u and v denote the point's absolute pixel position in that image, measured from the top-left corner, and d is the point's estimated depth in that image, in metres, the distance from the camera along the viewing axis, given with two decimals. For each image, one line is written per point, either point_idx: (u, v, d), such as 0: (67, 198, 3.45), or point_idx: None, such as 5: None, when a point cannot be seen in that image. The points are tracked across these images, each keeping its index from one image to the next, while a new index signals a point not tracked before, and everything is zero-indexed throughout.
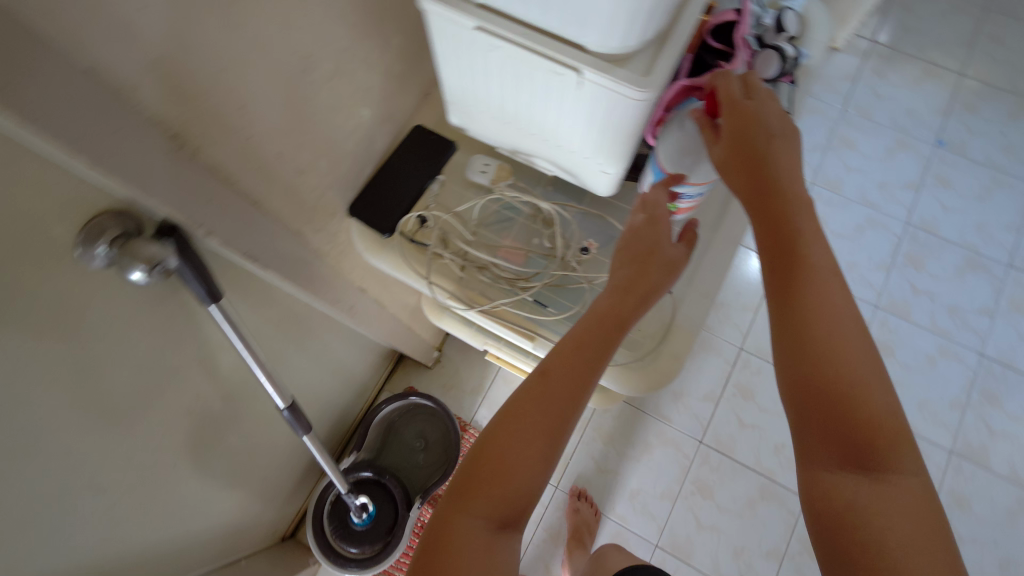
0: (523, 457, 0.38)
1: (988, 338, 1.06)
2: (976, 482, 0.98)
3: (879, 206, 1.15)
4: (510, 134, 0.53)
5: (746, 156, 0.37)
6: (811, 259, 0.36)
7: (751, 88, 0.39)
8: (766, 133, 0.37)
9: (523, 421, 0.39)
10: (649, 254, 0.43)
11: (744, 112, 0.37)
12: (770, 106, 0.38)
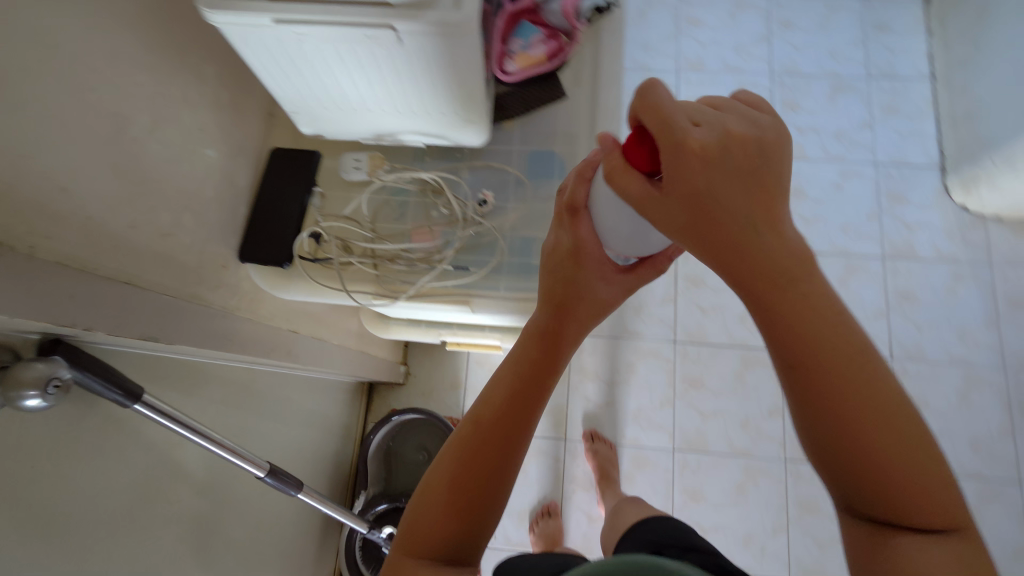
0: (463, 479, 0.40)
1: (876, 147, 1.23)
2: (912, 273, 1.16)
3: (742, 67, 1.30)
4: (365, 119, 0.51)
5: (714, 215, 0.30)
6: (825, 309, 0.32)
7: (695, 114, 0.30)
8: (728, 178, 0.30)
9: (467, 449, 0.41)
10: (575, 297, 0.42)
11: (703, 159, 0.29)
12: (729, 127, 0.30)
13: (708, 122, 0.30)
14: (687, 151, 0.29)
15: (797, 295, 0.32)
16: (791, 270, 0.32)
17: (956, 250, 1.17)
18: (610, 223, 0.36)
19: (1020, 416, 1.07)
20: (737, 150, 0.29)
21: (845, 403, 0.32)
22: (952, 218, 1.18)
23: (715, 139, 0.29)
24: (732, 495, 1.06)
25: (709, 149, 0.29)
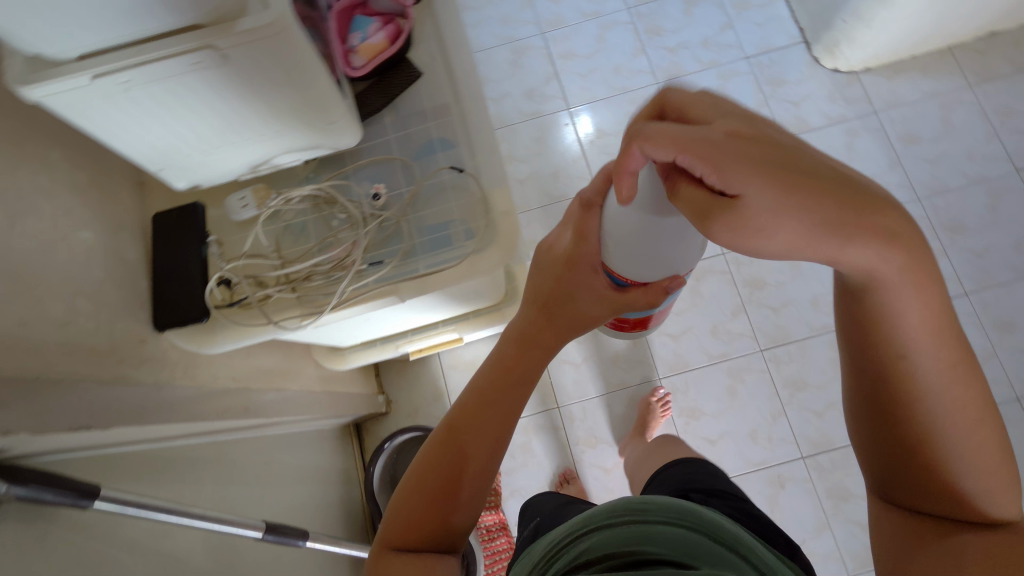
0: (471, 444, 0.52)
1: (743, 43, 1.30)
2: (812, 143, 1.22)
3: (600, 11, 1.36)
4: (234, 153, 0.51)
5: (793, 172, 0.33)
6: (927, 358, 0.37)
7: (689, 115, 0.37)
8: (777, 146, 0.34)
9: (471, 423, 0.53)
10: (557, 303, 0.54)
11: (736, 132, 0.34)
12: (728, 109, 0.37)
13: (751, 129, 0.35)
14: (739, 152, 0.33)
15: (888, 307, 0.36)
16: (890, 282, 0.35)
17: (843, 111, 1.24)
18: (618, 232, 0.46)
19: (945, 236, 1.14)
20: (794, 155, 0.34)
21: (911, 395, 0.38)
22: (829, 84, 1.26)
23: (764, 141, 0.34)
24: (725, 401, 1.10)
25: (765, 152, 0.33)
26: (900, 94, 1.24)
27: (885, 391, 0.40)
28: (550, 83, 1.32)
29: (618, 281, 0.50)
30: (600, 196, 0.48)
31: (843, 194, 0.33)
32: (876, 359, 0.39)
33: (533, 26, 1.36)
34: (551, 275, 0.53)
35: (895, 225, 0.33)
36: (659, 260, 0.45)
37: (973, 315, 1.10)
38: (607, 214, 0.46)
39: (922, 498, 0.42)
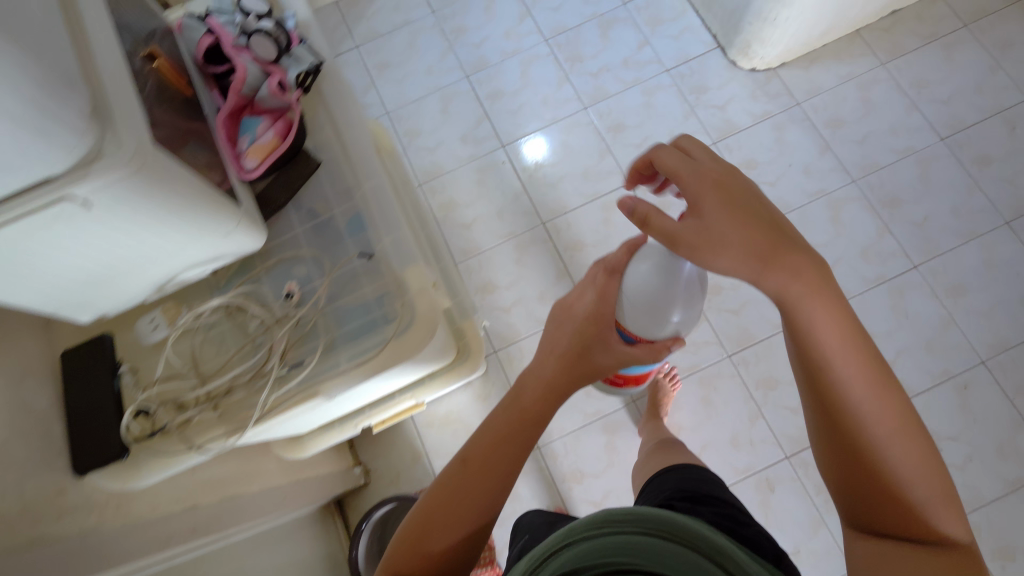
0: (472, 505, 0.54)
1: (662, 57, 1.32)
2: (743, 143, 1.25)
3: (520, 47, 1.37)
4: (133, 280, 0.50)
5: (738, 209, 0.49)
6: (861, 374, 0.48)
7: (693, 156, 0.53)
8: (739, 194, 0.50)
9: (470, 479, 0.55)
10: (579, 355, 0.61)
11: (716, 179, 0.51)
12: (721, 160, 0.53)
13: (727, 176, 0.51)
14: (709, 188, 0.50)
15: (819, 330, 0.48)
16: (804, 304, 0.48)
17: (768, 107, 1.26)
18: (635, 294, 0.61)
19: (885, 212, 1.16)
20: (749, 202, 0.50)
21: (850, 412, 0.48)
22: (750, 83, 1.28)
23: (732, 184, 0.51)
24: (702, 412, 1.09)
25: (728, 191, 0.50)
26: (819, 82, 1.27)
27: (833, 410, 0.49)
28: (481, 124, 1.33)
29: (628, 338, 0.63)
30: (622, 261, 0.63)
31: (777, 231, 0.49)
32: (827, 380, 0.48)
33: (456, 71, 1.38)
34: (574, 326, 0.62)
35: (805, 264, 0.48)
36: (659, 323, 0.61)
37: (926, 286, 1.12)
38: (630, 279, 0.62)
39: (877, 517, 0.48)
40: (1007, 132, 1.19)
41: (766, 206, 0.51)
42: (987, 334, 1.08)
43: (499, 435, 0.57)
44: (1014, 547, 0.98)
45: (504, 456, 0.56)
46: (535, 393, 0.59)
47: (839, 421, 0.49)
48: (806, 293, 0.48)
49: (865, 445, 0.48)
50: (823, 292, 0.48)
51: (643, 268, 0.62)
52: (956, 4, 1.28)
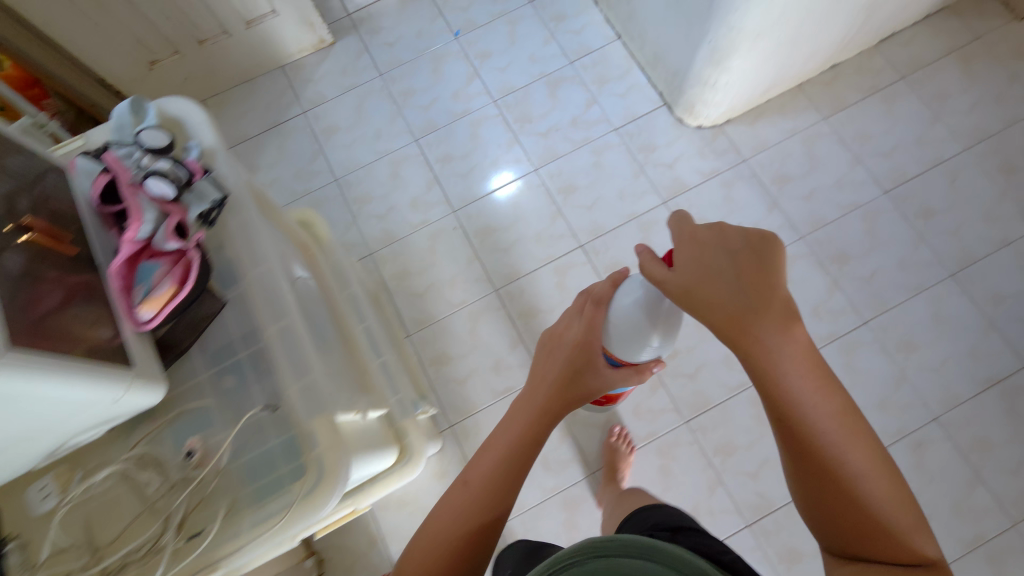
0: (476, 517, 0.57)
1: (610, 116, 1.33)
2: (693, 201, 1.25)
3: (469, 109, 1.37)
4: (13, 457, 0.46)
5: (712, 266, 0.54)
6: (827, 407, 0.50)
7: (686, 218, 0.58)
8: (718, 250, 0.54)
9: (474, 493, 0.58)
10: (569, 381, 0.65)
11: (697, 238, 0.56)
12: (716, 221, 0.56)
13: (711, 232, 0.55)
14: (688, 249, 0.56)
15: (784, 365, 0.50)
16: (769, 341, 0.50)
17: (715, 165, 1.27)
18: (620, 323, 0.64)
19: (833, 269, 1.17)
20: (726, 255, 0.54)
21: (821, 445, 0.49)
22: (697, 141, 1.29)
23: (714, 242, 0.54)
24: (661, 482, 1.09)
25: (709, 252, 0.54)
26: (764, 138, 1.28)
27: (804, 443, 0.50)
28: (433, 189, 1.32)
29: (614, 360, 0.67)
30: (607, 291, 0.66)
31: (750, 288, 0.52)
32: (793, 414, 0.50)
33: (406, 135, 1.37)
34: (562, 353, 0.66)
35: (766, 307, 0.51)
36: (643, 349, 0.64)
37: (876, 343, 1.12)
38: (613, 308, 0.65)
39: (852, 546, 0.49)
40: (948, 183, 1.21)
41: (748, 265, 0.53)
42: (938, 390, 1.09)
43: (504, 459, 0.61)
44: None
45: (497, 477, 0.59)
46: (525, 418, 0.64)
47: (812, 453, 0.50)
48: (771, 340, 0.50)
49: (835, 477, 0.49)
50: (782, 332, 0.51)
51: (627, 296, 0.64)
52: (893, 56, 1.31)
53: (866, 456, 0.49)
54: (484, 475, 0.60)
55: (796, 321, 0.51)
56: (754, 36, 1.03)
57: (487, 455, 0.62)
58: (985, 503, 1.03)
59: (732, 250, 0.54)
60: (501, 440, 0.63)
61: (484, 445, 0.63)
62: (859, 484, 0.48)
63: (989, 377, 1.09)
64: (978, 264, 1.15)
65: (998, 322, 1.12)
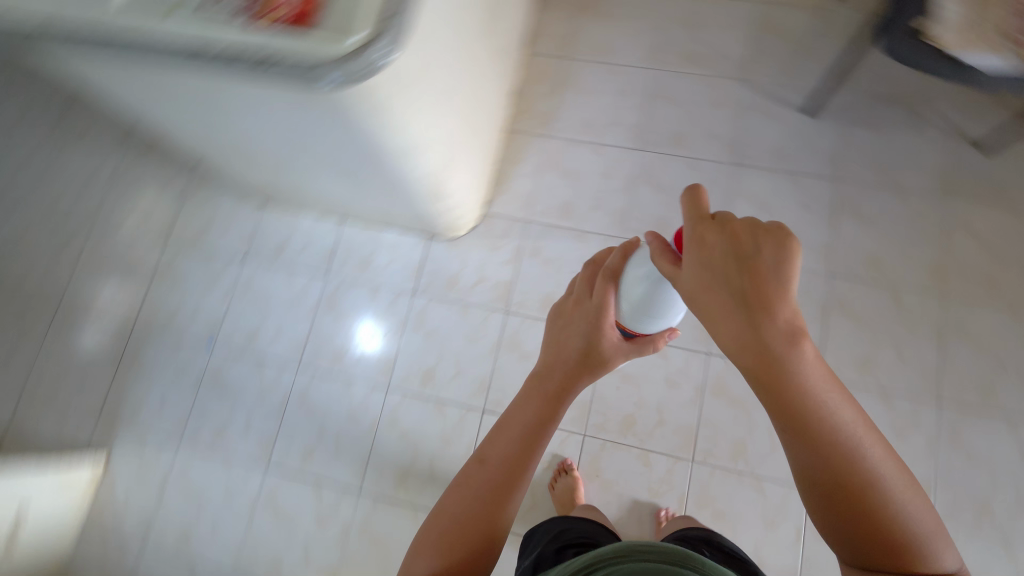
0: (477, 509, 0.63)
1: (401, 286, 1.26)
2: (528, 291, 1.23)
3: (284, 393, 1.23)
4: None
5: (715, 277, 0.45)
6: (837, 419, 0.46)
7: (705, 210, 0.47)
8: (720, 259, 0.45)
9: (480, 481, 0.65)
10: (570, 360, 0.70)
11: (706, 244, 0.46)
12: (733, 219, 0.46)
13: (726, 233, 0.46)
14: (702, 246, 0.46)
15: (794, 377, 0.44)
16: (770, 354, 0.44)
17: (513, 246, 1.26)
18: (633, 299, 0.63)
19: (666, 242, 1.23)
20: (727, 265, 0.45)
21: (836, 456, 0.46)
22: (484, 241, 1.28)
23: (721, 249, 0.45)
24: (724, 526, 1.07)
25: (720, 254, 0.45)
26: (527, 193, 1.30)
27: (816, 453, 0.46)
28: (323, 491, 1.16)
29: (628, 333, 0.67)
30: (619, 267, 0.66)
31: (764, 305, 0.44)
32: (804, 419, 0.46)
33: (255, 468, 1.19)
34: (582, 323, 0.69)
35: (768, 320, 0.44)
36: (651, 325, 0.65)
37: None
38: (624, 284, 0.65)
39: (854, 548, 0.48)
40: (671, 108, 1.32)
41: (757, 280, 0.44)
42: (809, 257, 1.20)
43: (511, 456, 0.66)
44: (976, 382, 1.10)
45: (509, 460, 0.66)
46: (538, 400, 0.69)
47: (824, 464, 0.47)
48: (784, 358, 0.44)
49: (843, 482, 0.46)
50: (781, 345, 0.44)
51: (632, 270, 0.63)
52: (549, 51, 1.39)
53: (877, 467, 0.47)
54: (501, 454, 0.67)
55: (802, 333, 0.44)
56: (456, 159, 1.05)
57: (506, 432, 0.69)
58: (911, 304, 1.15)
59: (746, 255, 0.44)
60: (519, 419, 0.69)
61: (507, 420, 0.70)
62: (874, 491, 0.47)
63: (828, 216, 1.22)
64: (745, 145, 1.28)
65: (794, 172, 1.25)
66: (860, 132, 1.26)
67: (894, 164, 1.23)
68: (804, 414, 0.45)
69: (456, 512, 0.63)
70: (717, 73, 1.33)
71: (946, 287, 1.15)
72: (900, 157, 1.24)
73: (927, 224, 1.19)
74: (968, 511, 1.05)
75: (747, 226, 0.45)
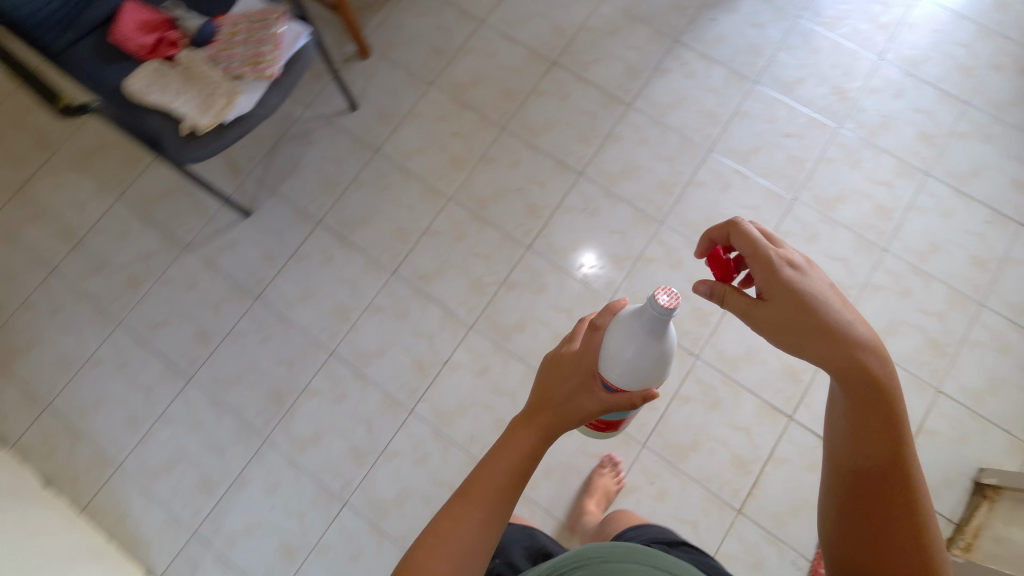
0: (461, 549, 0.56)
1: None
2: (267, 565, 1.11)
3: None
4: None
5: (797, 303, 0.62)
6: (895, 399, 0.60)
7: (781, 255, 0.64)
8: (792, 290, 0.62)
9: (460, 522, 0.58)
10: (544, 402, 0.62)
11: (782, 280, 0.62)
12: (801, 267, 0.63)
13: (798, 269, 0.63)
14: (774, 278, 0.63)
15: (863, 363, 0.60)
16: (841, 345, 0.60)
17: (214, 560, 1.11)
18: (622, 352, 0.61)
19: (293, 399, 1.20)
20: (800, 295, 0.62)
21: (886, 431, 0.60)
22: None
23: (789, 286, 0.62)
24: (555, 472, 1.16)
25: (787, 285, 0.62)
26: (166, 517, 1.14)
27: (870, 427, 0.61)
28: None
29: (609, 388, 0.63)
30: (608, 321, 0.64)
31: (836, 323, 0.61)
32: (864, 393, 0.60)
33: None
34: (567, 372, 0.63)
35: (838, 327, 0.61)
36: (640, 376, 0.61)
37: (351, 338, 1.23)
38: (613, 335, 0.62)
39: (894, 504, 0.61)
40: (169, 327, 1.25)
41: (822, 304, 0.61)
42: (371, 280, 1.27)
43: (490, 490, 0.59)
44: (526, 213, 1.31)
45: (491, 503, 0.59)
46: (511, 440, 0.61)
47: (874, 437, 0.61)
48: (857, 349, 0.60)
49: (894, 457, 0.61)
50: (848, 345, 0.60)
51: (619, 333, 0.61)
52: (25, 423, 1.20)
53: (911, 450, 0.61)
54: (489, 493, 0.59)
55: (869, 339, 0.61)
56: None
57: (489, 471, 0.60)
58: (448, 225, 1.31)
59: (812, 288, 0.62)
60: (498, 463, 0.61)
61: (485, 460, 0.61)
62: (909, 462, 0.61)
63: (346, 247, 1.30)
64: (245, 281, 1.27)
65: (293, 253, 1.29)
66: (288, 183, 1.34)
67: (329, 173, 1.35)
68: (865, 388, 0.60)
69: (443, 530, 0.57)
70: (162, 270, 1.28)
71: (446, 193, 1.33)
72: (327, 167, 1.35)
73: (393, 179, 1.35)
74: (615, 271, 1.26)
75: (807, 268, 0.63)
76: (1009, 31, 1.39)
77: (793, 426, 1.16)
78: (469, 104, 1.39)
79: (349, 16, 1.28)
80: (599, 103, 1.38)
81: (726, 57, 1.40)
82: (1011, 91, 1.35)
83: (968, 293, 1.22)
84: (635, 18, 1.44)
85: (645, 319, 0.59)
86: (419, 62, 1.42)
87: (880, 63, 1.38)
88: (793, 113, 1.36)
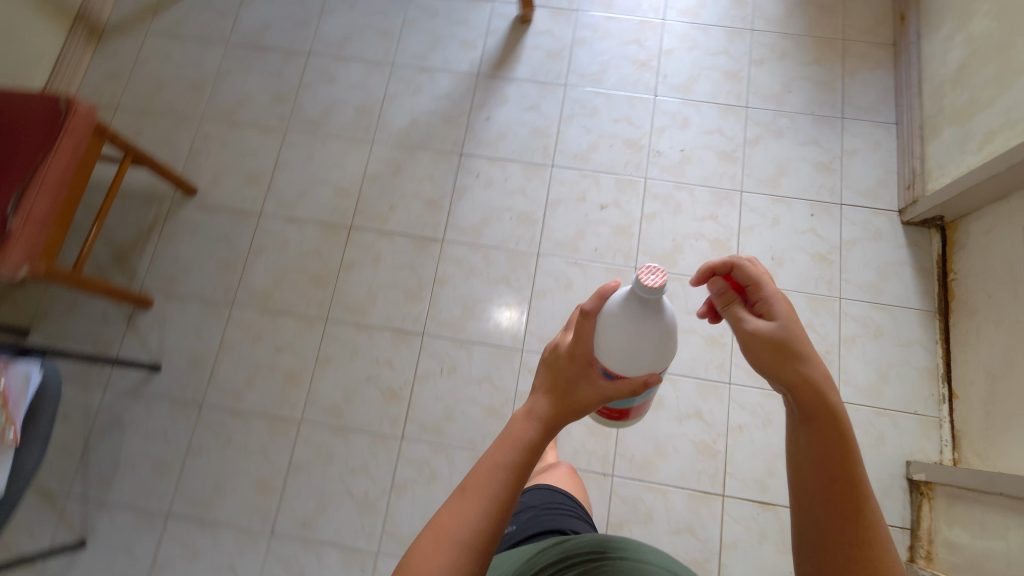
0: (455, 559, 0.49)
1: None
2: None
3: None
4: None
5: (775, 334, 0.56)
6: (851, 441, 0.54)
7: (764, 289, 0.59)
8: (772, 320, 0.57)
9: (456, 523, 0.50)
10: (550, 393, 0.57)
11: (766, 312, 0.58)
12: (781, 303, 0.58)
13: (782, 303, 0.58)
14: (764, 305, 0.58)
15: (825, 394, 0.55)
16: (807, 375, 0.55)
17: None
18: (614, 337, 0.54)
19: None
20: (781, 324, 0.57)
21: (845, 473, 0.54)
22: None
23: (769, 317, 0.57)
24: None
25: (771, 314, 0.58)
26: None
27: (829, 467, 0.54)
28: None
29: (607, 376, 0.57)
30: (602, 304, 0.56)
31: (803, 354, 0.55)
32: (821, 427, 0.54)
33: None
34: (566, 365, 0.57)
35: (805, 360, 0.55)
36: (639, 359, 0.55)
37: None
38: (609, 316, 0.55)
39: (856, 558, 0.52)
40: None
41: (794, 338, 0.56)
42: (248, 555, 1.11)
43: (491, 484, 0.52)
44: (385, 401, 1.19)
45: (492, 502, 0.52)
46: (516, 431, 0.55)
47: (837, 477, 0.54)
48: (819, 382, 0.55)
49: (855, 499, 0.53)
50: (813, 379, 0.55)
51: (612, 324, 0.55)
52: None
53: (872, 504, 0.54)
54: (489, 486, 0.52)
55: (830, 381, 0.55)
56: None
57: (490, 463, 0.54)
58: (310, 452, 1.16)
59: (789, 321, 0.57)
60: (503, 453, 0.54)
61: (490, 449, 0.55)
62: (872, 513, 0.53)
63: (208, 530, 1.12)
64: None
65: (152, 567, 1.11)
66: (115, 486, 1.15)
67: (156, 453, 1.17)
68: (824, 419, 0.54)
69: (434, 528, 0.50)
70: None
71: (294, 416, 1.18)
72: (153, 448, 1.17)
73: (230, 428, 1.18)
74: (499, 422, 1.17)
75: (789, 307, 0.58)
76: (754, 22, 1.42)
77: (729, 503, 1.12)
78: (281, 308, 1.25)
79: (99, 286, 1.13)
80: (412, 250, 1.28)
81: (516, 151, 1.35)
82: (780, 79, 1.38)
83: (825, 292, 1.23)
84: (413, 147, 1.36)
85: (636, 302, 0.53)
86: (210, 285, 1.27)
87: (657, 99, 1.37)
88: (600, 183, 1.32)
